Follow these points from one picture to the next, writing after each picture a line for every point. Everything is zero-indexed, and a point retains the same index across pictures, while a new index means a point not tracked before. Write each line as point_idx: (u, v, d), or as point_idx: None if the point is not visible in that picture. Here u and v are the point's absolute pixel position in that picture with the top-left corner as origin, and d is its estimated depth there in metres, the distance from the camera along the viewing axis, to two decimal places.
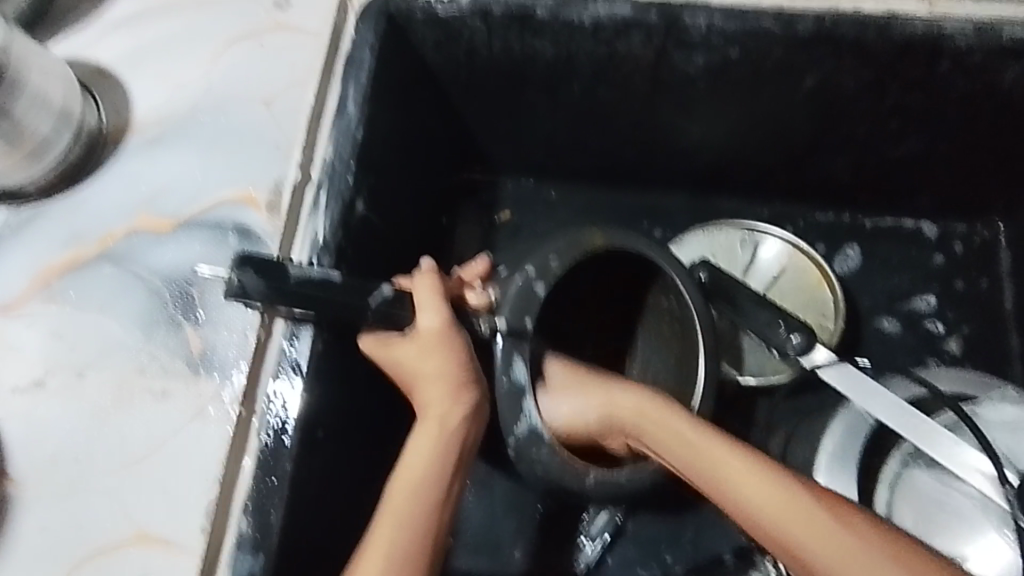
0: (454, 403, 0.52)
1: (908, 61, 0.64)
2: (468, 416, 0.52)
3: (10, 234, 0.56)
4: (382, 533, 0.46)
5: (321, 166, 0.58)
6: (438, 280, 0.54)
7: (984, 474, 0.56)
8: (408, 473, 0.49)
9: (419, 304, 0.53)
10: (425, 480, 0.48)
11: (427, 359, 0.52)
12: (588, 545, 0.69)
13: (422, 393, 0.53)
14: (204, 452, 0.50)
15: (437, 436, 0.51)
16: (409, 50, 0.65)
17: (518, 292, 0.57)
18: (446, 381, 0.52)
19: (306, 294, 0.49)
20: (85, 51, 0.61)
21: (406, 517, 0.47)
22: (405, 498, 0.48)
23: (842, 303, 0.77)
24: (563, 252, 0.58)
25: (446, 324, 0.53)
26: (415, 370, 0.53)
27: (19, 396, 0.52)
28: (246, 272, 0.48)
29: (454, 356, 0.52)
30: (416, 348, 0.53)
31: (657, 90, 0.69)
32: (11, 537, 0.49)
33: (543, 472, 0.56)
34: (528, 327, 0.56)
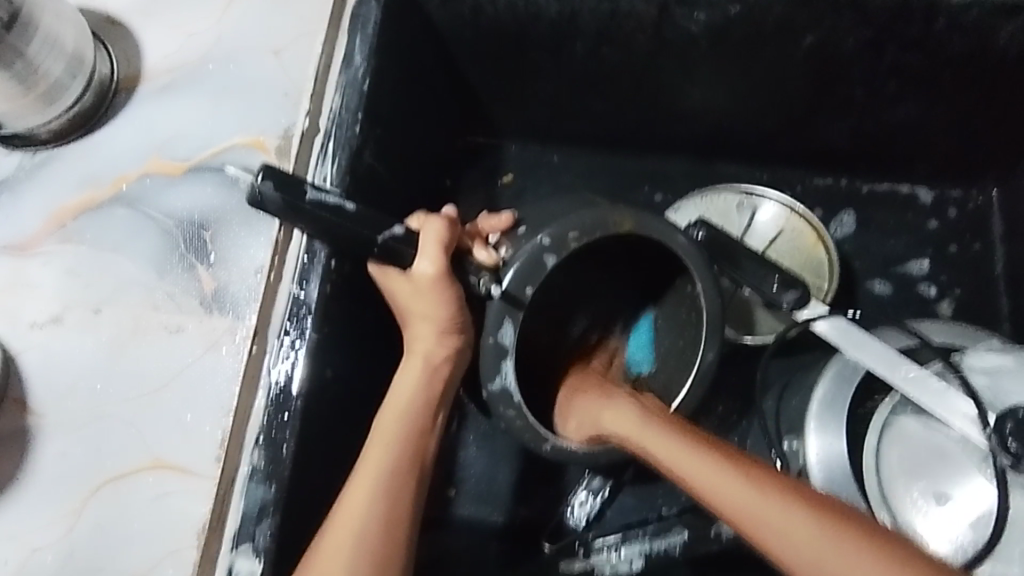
0: (439, 346, 0.55)
1: (905, 20, 0.66)
2: (452, 358, 0.56)
3: (25, 177, 0.57)
4: (368, 466, 0.50)
5: (328, 115, 0.60)
6: (446, 229, 0.55)
7: (967, 416, 0.58)
8: (395, 403, 0.53)
9: (421, 247, 0.54)
10: (411, 411, 0.53)
11: (419, 300, 0.55)
12: (589, 500, 0.71)
13: (412, 330, 0.57)
14: (216, 386, 0.52)
15: (420, 377, 0.54)
16: (415, 5, 0.66)
17: (527, 258, 0.56)
18: (433, 324, 0.55)
19: (317, 218, 0.49)
20: (96, 1, 0.61)
21: (392, 444, 0.51)
22: (390, 428, 0.52)
23: (836, 263, 0.79)
24: (586, 229, 0.56)
25: (441, 272, 0.54)
26: (407, 308, 0.56)
27: (38, 331, 0.54)
28: (267, 182, 0.47)
29: (444, 303, 0.54)
30: (409, 288, 0.55)
31: (658, 48, 0.70)
32: (31, 464, 0.51)
33: (504, 427, 0.58)
34: (526, 297, 0.56)
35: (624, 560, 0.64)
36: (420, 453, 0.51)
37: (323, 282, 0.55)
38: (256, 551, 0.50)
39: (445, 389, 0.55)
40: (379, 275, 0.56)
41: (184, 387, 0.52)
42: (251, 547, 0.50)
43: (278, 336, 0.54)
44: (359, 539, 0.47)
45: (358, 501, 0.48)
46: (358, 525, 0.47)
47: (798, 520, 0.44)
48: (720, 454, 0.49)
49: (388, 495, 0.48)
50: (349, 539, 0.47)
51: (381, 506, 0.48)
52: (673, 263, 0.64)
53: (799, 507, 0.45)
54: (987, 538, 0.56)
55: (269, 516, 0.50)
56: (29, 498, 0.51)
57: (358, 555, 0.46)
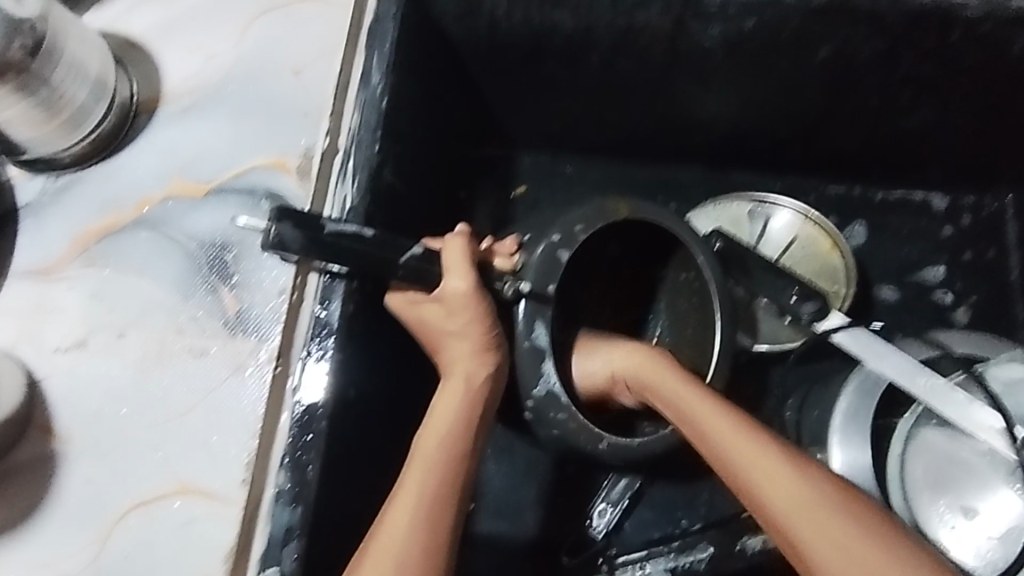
0: (477, 367, 0.55)
1: (921, 31, 0.65)
2: (490, 376, 0.56)
3: (48, 201, 0.58)
4: (414, 477, 0.50)
5: (348, 134, 0.59)
6: (467, 246, 0.55)
7: (995, 428, 0.57)
8: (438, 419, 0.53)
9: (447, 266, 0.54)
10: (453, 432, 0.52)
11: (457, 321, 0.55)
12: (609, 510, 0.71)
13: (448, 354, 0.56)
14: (242, 408, 0.52)
15: (461, 394, 0.54)
16: (430, 22, 0.66)
17: (544, 257, 0.58)
18: (470, 342, 0.55)
19: (339, 249, 0.50)
20: (116, 22, 0.62)
21: (433, 469, 0.50)
22: (434, 443, 0.52)
23: (853, 269, 0.78)
24: (589, 221, 0.59)
25: (472, 288, 0.54)
26: (442, 332, 0.56)
27: (62, 355, 0.54)
28: (285, 224, 0.48)
29: (480, 319, 0.55)
30: (444, 311, 0.55)
31: (673, 61, 0.70)
32: (57, 490, 0.51)
33: (558, 432, 0.59)
34: (551, 293, 0.59)
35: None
36: (460, 476, 0.51)
37: (346, 301, 0.54)
38: (280, 574, 0.49)
39: (485, 410, 0.54)
40: (405, 302, 0.56)
41: (211, 410, 0.52)
42: (277, 570, 0.49)
43: (300, 357, 0.53)
44: (403, 566, 0.46)
45: (397, 530, 0.47)
46: (406, 531, 0.47)
47: (813, 496, 0.44)
48: (777, 450, 0.47)
49: (430, 521, 0.48)
50: (399, 544, 0.47)
51: (424, 530, 0.47)
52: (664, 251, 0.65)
53: (830, 498, 0.44)
54: (1015, 553, 0.55)
55: (295, 539, 0.50)
56: (56, 523, 0.50)
57: (405, 566, 0.46)
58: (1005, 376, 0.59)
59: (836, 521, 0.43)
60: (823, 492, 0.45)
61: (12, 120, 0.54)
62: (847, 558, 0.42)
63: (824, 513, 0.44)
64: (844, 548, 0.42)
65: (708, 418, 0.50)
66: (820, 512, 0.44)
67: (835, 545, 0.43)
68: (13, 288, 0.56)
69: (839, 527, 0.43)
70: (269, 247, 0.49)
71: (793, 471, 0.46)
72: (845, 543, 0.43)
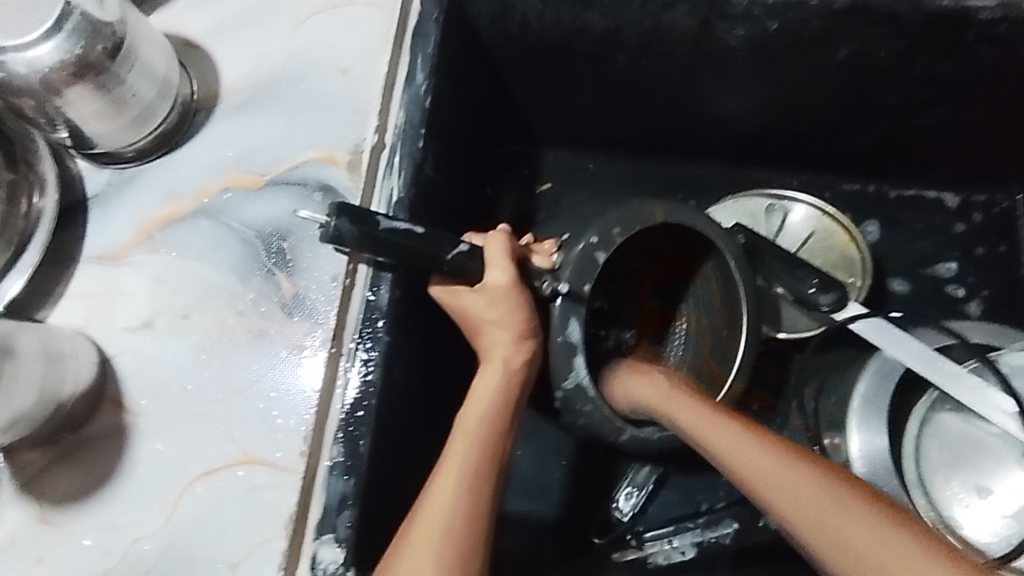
0: (517, 353, 0.59)
1: (937, 33, 0.68)
2: (526, 363, 0.59)
3: (114, 191, 0.61)
4: (457, 453, 0.53)
5: (394, 129, 0.63)
6: (507, 242, 0.59)
7: (1006, 412, 0.60)
8: (478, 400, 0.56)
9: (489, 260, 0.58)
10: (492, 413, 0.55)
11: (493, 307, 0.58)
12: (633, 495, 0.74)
13: (487, 341, 0.59)
14: (301, 384, 0.56)
15: (498, 377, 0.57)
16: (468, 24, 0.69)
17: (582, 255, 0.61)
18: (509, 330, 0.58)
19: (393, 243, 0.53)
20: (174, 24, 0.65)
21: (471, 444, 0.53)
22: (475, 422, 0.55)
23: (869, 260, 0.82)
24: (627, 223, 0.62)
25: (513, 280, 0.58)
26: (479, 318, 0.59)
27: (129, 335, 0.58)
28: (343, 219, 0.51)
29: (519, 310, 0.58)
30: (481, 299, 0.58)
31: (699, 61, 0.74)
32: (127, 460, 0.55)
33: (583, 422, 0.63)
34: (586, 292, 0.62)
35: (677, 549, 0.70)
36: (498, 451, 0.54)
37: (394, 288, 0.58)
38: (337, 541, 0.52)
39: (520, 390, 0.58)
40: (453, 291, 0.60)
41: (270, 386, 0.56)
42: (333, 537, 0.52)
43: (354, 339, 0.57)
44: (448, 533, 0.49)
45: (443, 503, 0.50)
46: (450, 500, 0.50)
47: (799, 476, 0.47)
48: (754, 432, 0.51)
49: (470, 492, 0.51)
50: (444, 513, 0.50)
51: (466, 501, 0.51)
52: (686, 249, 0.68)
53: (840, 485, 0.46)
54: None
55: (349, 508, 0.53)
56: (124, 491, 0.54)
57: (449, 532, 0.49)
58: (1019, 363, 0.62)
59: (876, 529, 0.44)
60: (822, 475, 0.47)
61: (87, 116, 0.57)
62: (831, 533, 0.45)
63: (830, 492, 0.46)
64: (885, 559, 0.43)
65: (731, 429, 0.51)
66: (822, 500, 0.46)
67: (855, 528, 0.44)
68: (82, 271, 0.59)
69: (850, 504, 0.46)
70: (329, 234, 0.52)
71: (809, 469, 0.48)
72: (864, 531, 0.44)
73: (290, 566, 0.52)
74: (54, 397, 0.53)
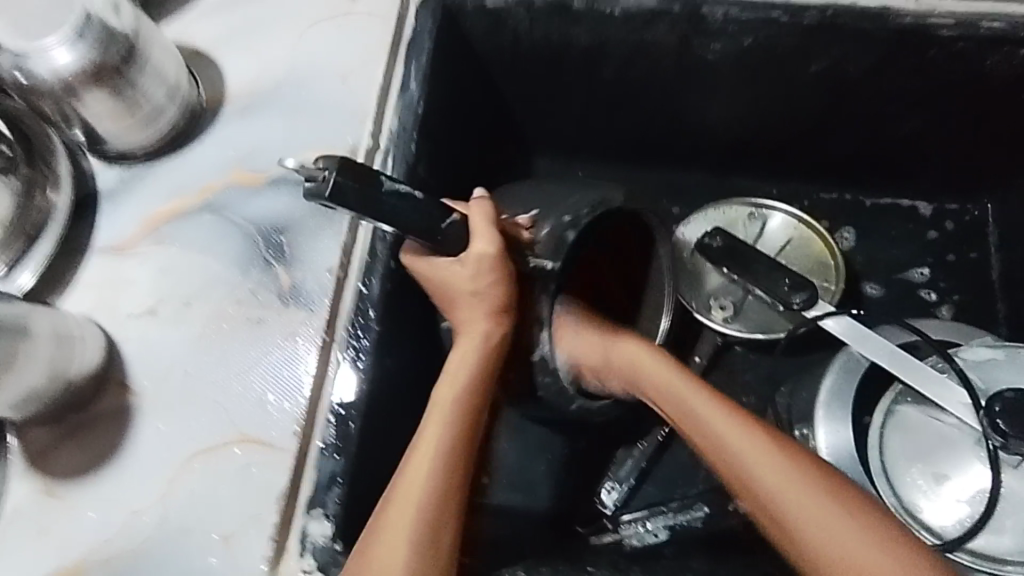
0: (487, 327, 0.60)
1: (903, 49, 0.72)
2: (498, 337, 0.60)
3: (124, 188, 0.65)
4: (430, 431, 0.56)
5: (388, 134, 0.67)
6: (491, 212, 0.60)
7: (962, 404, 0.64)
8: (451, 379, 0.59)
9: (475, 229, 0.59)
10: (463, 393, 0.58)
11: (472, 276, 0.59)
12: (616, 488, 0.77)
13: (461, 310, 0.62)
14: (295, 369, 0.60)
15: (472, 355, 0.59)
16: (461, 37, 0.73)
17: (554, 231, 0.63)
18: (488, 304, 0.60)
19: (391, 207, 0.52)
20: (185, 33, 0.70)
21: (444, 422, 0.56)
22: (447, 402, 0.57)
23: (842, 267, 0.86)
24: (595, 205, 0.64)
25: (498, 252, 0.59)
26: (456, 282, 0.60)
27: (135, 321, 0.61)
28: (341, 175, 0.49)
29: (501, 283, 0.60)
30: (463, 265, 0.59)
31: (679, 74, 0.78)
32: (130, 438, 0.58)
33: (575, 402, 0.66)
34: (557, 267, 0.64)
35: (651, 531, 0.75)
36: (467, 426, 0.57)
37: (384, 279, 0.61)
38: (326, 515, 0.56)
39: (490, 359, 0.60)
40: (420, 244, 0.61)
41: (267, 370, 0.60)
42: (322, 512, 0.56)
43: (347, 326, 0.61)
44: (419, 507, 0.52)
45: (416, 475, 0.54)
46: (422, 477, 0.54)
47: (789, 476, 0.52)
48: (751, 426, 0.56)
49: (439, 465, 0.54)
50: (415, 488, 0.53)
51: (436, 477, 0.54)
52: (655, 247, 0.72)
53: (819, 487, 0.52)
54: (982, 512, 0.60)
55: (338, 485, 0.56)
56: (126, 468, 0.57)
57: (421, 507, 0.53)
58: (976, 358, 0.66)
59: (837, 515, 0.51)
60: (806, 476, 0.52)
61: (100, 116, 0.61)
62: (812, 528, 0.50)
63: (813, 493, 0.52)
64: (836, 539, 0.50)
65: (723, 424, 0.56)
66: (800, 497, 0.52)
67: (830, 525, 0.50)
68: (93, 262, 0.63)
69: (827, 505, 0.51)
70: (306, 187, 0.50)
71: (775, 460, 0.53)
72: (836, 532, 0.50)
73: (280, 540, 0.55)
74: (63, 377, 0.56)
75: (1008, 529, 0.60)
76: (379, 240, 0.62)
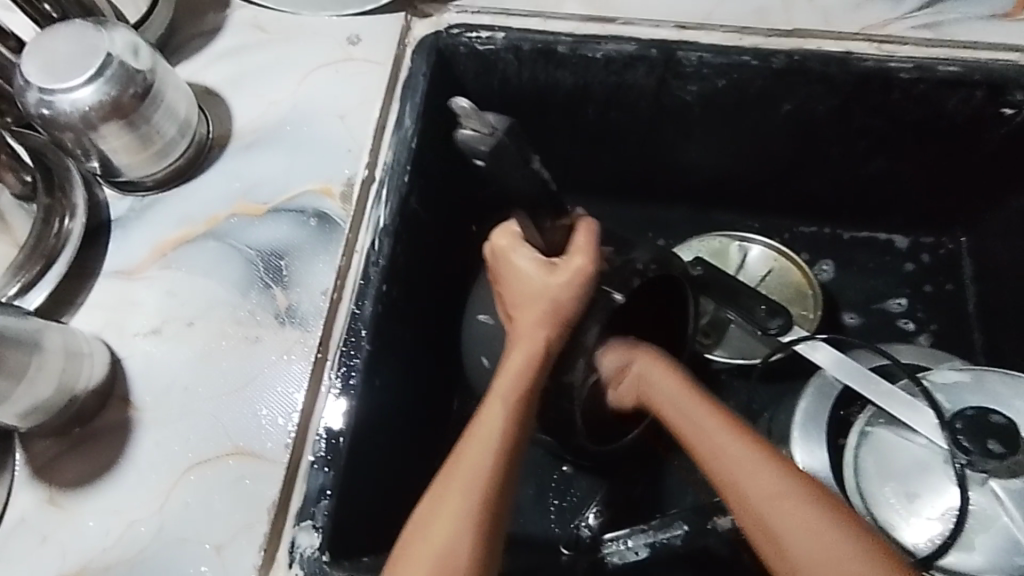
0: (546, 337, 0.61)
1: (866, 91, 0.77)
2: (549, 347, 0.61)
3: (135, 216, 0.70)
4: (492, 413, 0.57)
5: (383, 166, 0.71)
6: (594, 232, 0.62)
7: (931, 425, 0.66)
8: (512, 366, 0.59)
9: (578, 246, 0.62)
10: (522, 375, 0.59)
11: (554, 284, 0.61)
12: (591, 514, 0.79)
13: (526, 313, 0.62)
14: (289, 386, 0.62)
15: (525, 352, 0.60)
16: (453, 79, 0.79)
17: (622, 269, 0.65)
18: (555, 309, 0.61)
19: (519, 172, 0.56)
20: (197, 75, 0.76)
21: (504, 413, 0.57)
22: (508, 385, 0.58)
23: (821, 298, 0.89)
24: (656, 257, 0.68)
25: (590, 267, 0.61)
26: (536, 286, 0.62)
27: (139, 340, 0.65)
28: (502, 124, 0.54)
29: (575, 295, 0.61)
30: (553, 271, 0.61)
31: (659, 112, 0.82)
32: (130, 450, 0.61)
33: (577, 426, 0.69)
34: (614, 302, 0.64)
35: (632, 549, 0.71)
36: (523, 422, 0.57)
37: (375, 303, 0.65)
38: (314, 528, 0.57)
39: (541, 364, 0.60)
40: (508, 238, 0.64)
41: (262, 386, 0.63)
42: (311, 524, 0.57)
43: (339, 345, 0.64)
44: (474, 489, 0.53)
45: (478, 468, 0.53)
46: (480, 456, 0.54)
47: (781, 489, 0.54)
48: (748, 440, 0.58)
49: (500, 465, 0.54)
50: (473, 469, 0.53)
51: (492, 458, 0.54)
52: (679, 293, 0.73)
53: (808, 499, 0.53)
54: (954, 528, 0.62)
55: (328, 496, 0.58)
56: (125, 479, 0.60)
57: (473, 491, 0.52)
58: (942, 380, 0.68)
59: (824, 529, 0.51)
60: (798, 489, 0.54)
61: (116, 148, 0.66)
62: (799, 534, 0.51)
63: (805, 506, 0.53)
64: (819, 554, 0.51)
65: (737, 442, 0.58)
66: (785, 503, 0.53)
67: (818, 535, 0.51)
68: (103, 284, 0.67)
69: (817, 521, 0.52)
70: (471, 137, 0.53)
71: (776, 472, 0.55)
72: (820, 542, 0.51)
73: (270, 549, 0.57)
74: (70, 390, 0.59)
75: (980, 548, 0.61)
76: (371, 265, 0.66)
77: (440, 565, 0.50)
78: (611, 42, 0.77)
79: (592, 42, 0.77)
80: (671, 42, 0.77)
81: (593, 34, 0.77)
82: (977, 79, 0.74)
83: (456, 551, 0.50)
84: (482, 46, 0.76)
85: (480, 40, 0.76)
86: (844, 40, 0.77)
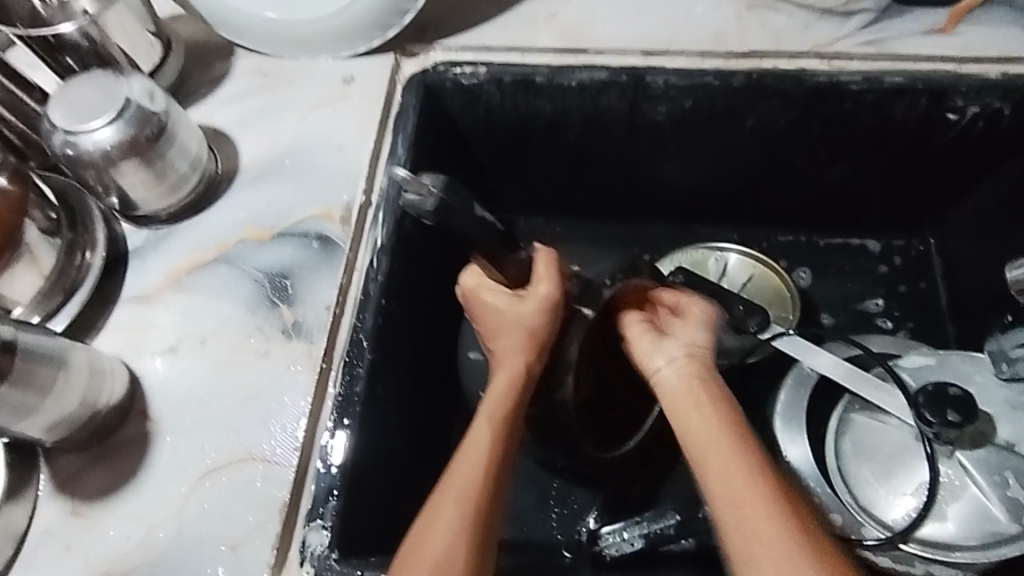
0: (526, 361, 0.64)
1: (822, 103, 0.83)
2: (531, 369, 0.65)
3: (151, 246, 0.76)
4: (481, 434, 0.60)
5: (379, 190, 0.76)
6: (552, 254, 0.67)
7: (899, 406, 0.70)
8: (495, 396, 0.62)
9: (539, 274, 0.67)
10: (505, 400, 0.62)
11: (525, 313, 0.65)
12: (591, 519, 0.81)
13: (502, 339, 0.66)
14: (296, 394, 0.67)
15: (507, 381, 0.63)
16: (442, 110, 0.85)
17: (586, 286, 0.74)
18: (528, 333, 0.65)
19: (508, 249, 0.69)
20: (207, 118, 0.83)
21: (490, 434, 0.59)
22: (493, 409, 0.61)
23: (798, 297, 0.94)
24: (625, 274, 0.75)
25: (553, 292, 0.66)
26: (503, 316, 0.66)
27: (156, 358, 0.69)
28: (439, 181, 0.58)
29: (540, 317, 0.65)
30: (521, 301, 0.65)
31: (634, 133, 0.89)
32: (149, 459, 0.65)
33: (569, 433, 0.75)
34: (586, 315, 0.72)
35: (627, 541, 0.77)
36: (509, 441, 0.60)
37: (375, 314, 0.70)
38: (324, 527, 0.60)
39: (525, 385, 0.64)
40: (475, 278, 0.68)
41: (271, 396, 0.67)
42: (320, 523, 0.60)
43: (342, 357, 0.68)
44: (462, 501, 0.56)
45: (471, 482, 0.57)
46: (469, 472, 0.57)
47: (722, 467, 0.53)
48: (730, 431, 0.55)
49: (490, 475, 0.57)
50: (461, 485, 0.56)
51: (479, 473, 0.57)
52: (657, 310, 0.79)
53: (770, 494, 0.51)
54: (924, 499, 0.66)
55: (336, 494, 0.61)
56: (144, 487, 0.64)
57: (462, 502, 0.56)
58: (910, 365, 0.72)
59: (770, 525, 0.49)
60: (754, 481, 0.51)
61: (134, 184, 0.72)
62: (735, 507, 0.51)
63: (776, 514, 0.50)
64: (772, 546, 0.48)
65: (702, 429, 0.55)
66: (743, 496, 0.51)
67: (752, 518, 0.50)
68: (123, 308, 0.72)
69: (762, 510, 0.50)
70: (414, 201, 0.57)
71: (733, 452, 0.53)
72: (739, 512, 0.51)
73: (281, 547, 0.60)
74: (92, 405, 0.64)
75: (953, 517, 0.64)
76: (371, 281, 0.71)
77: (436, 569, 0.53)
78: (584, 71, 0.83)
79: (567, 71, 0.83)
80: (639, 68, 0.83)
81: (568, 64, 0.84)
82: (921, 87, 0.80)
83: (455, 554, 0.54)
84: (467, 80, 0.83)
85: (464, 75, 0.83)
86: (796, 60, 0.83)
